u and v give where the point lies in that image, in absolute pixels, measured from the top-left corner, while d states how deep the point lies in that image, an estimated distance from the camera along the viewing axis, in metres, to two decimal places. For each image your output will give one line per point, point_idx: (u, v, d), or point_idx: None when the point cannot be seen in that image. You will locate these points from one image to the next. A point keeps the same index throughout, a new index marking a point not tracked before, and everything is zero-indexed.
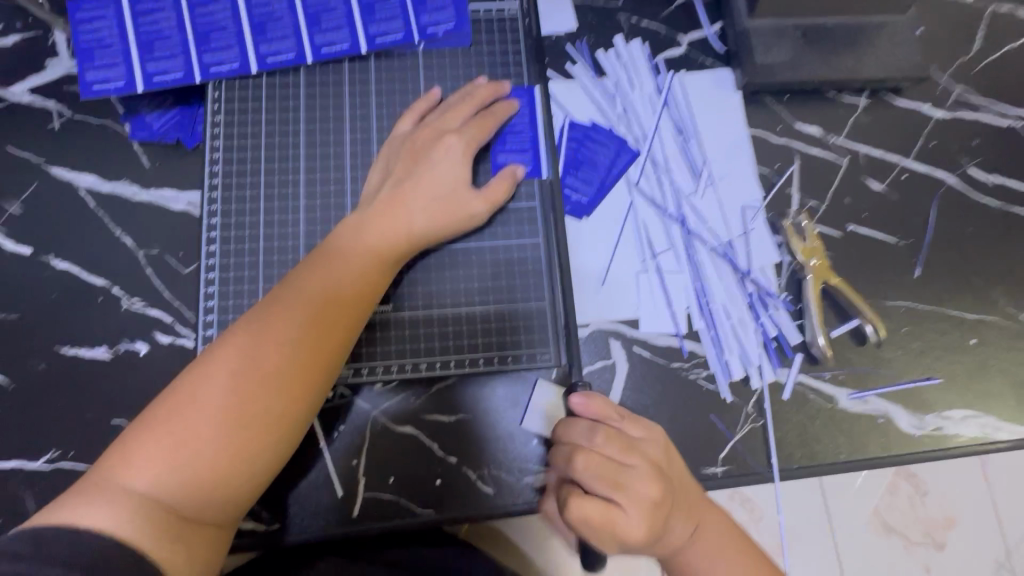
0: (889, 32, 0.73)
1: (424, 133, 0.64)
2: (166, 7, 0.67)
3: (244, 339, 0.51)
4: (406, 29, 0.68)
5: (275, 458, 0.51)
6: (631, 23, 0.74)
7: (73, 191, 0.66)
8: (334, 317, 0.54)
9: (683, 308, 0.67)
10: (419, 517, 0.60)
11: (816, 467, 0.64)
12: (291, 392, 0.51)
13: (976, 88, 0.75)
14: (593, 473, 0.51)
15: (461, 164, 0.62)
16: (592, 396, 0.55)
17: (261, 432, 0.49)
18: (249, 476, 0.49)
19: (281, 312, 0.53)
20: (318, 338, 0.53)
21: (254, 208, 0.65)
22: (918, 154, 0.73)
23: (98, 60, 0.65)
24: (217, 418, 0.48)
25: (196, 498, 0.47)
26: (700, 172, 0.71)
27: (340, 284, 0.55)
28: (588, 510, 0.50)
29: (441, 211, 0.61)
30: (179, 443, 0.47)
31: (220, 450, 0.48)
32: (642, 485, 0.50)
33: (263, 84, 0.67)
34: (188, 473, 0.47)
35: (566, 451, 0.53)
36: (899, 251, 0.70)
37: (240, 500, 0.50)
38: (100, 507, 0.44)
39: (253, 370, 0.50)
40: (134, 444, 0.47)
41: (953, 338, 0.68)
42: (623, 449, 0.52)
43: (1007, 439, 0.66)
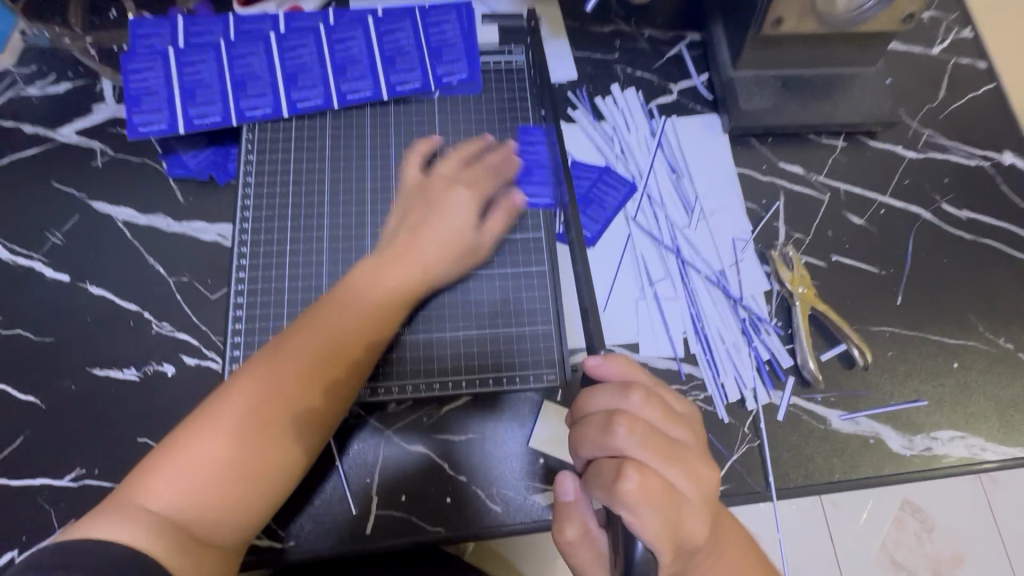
0: (861, 82, 0.80)
1: (437, 180, 0.70)
2: (208, 59, 0.74)
3: (264, 369, 0.55)
4: (423, 79, 0.75)
5: (286, 478, 0.54)
6: (626, 73, 0.82)
7: (111, 223, 0.72)
8: (350, 353, 0.58)
9: (679, 333, 0.71)
10: (430, 534, 0.63)
11: (812, 486, 0.66)
12: (305, 417, 0.55)
13: (943, 132, 0.82)
14: (642, 437, 0.47)
15: (468, 211, 0.68)
16: (613, 357, 0.54)
17: (275, 455, 0.53)
18: (264, 495, 0.52)
19: (299, 343, 0.57)
20: (332, 368, 0.57)
21: (281, 238, 0.70)
22: (893, 191, 0.79)
23: (144, 105, 0.71)
24: (234, 439, 0.52)
25: (211, 516, 0.50)
26: (692, 207, 0.77)
27: (354, 319, 0.60)
28: (648, 479, 0.45)
29: (450, 253, 0.66)
30: (200, 464, 0.50)
31: (236, 474, 0.51)
32: (689, 456, 0.48)
33: (293, 127, 0.74)
34: (206, 491, 0.50)
35: (605, 416, 0.49)
36: (880, 280, 0.74)
37: (248, 525, 0.52)
38: (119, 521, 0.46)
39: (272, 401, 0.54)
40: (157, 465, 0.50)
41: (936, 362, 0.72)
42: (664, 415, 0.50)
43: (994, 459, 0.69)
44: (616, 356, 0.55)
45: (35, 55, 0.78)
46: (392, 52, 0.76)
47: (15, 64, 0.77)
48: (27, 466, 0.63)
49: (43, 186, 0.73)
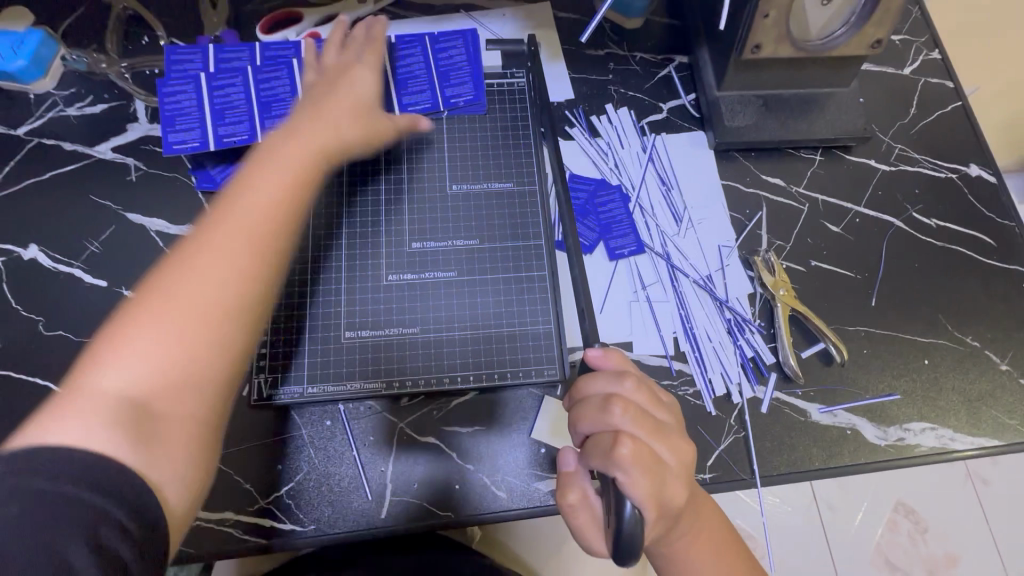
0: (837, 100, 0.86)
1: (333, 65, 0.78)
2: (236, 83, 0.80)
3: (191, 261, 0.55)
4: (432, 99, 0.82)
5: (238, 342, 0.55)
6: (620, 94, 0.89)
7: (145, 232, 0.78)
8: (274, 209, 0.59)
9: (670, 333, 0.77)
10: (440, 519, 0.68)
11: (793, 473, 0.72)
12: (246, 276, 0.56)
13: (913, 146, 0.89)
14: (634, 415, 0.53)
15: (370, 78, 0.76)
16: (610, 351, 0.60)
17: (220, 329, 0.54)
18: (215, 369, 0.53)
19: (222, 234, 0.56)
20: (261, 235, 0.58)
21: (302, 246, 0.75)
22: (868, 201, 0.85)
23: (178, 125, 0.78)
24: (179, 328, 0.52)
25: (163, 398, 0.50)
26: (681, 217, 0.83)
27: (276, 201, 0.60)
28: (639, 449, 0.51)
29: (357, 127, 0.72)
30: (137, 345, 0.51)
31: (178, 350, 0.52)
32: (671, 435, 0.55)
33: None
34: (153, 379, 0.50)
35: (602, 397, 0.55)
36: (856, 283, 0.80)
37: (201, 399, 0.52)
38: (69, 424, 0.46)
39: (197, 273, 0.54)
40: (95, 359, 0.50)
41: (908, 359, 0.77)
42: (652, 400, 0.56)
43: (963, 449, 0.74)
44: (612, 350, 0.61)
45: (74, 79, 0.84)
46: (404, 75, 0.83)
47: (56, 87, 0.84)
48: None
49: (81, 199, 0.79)
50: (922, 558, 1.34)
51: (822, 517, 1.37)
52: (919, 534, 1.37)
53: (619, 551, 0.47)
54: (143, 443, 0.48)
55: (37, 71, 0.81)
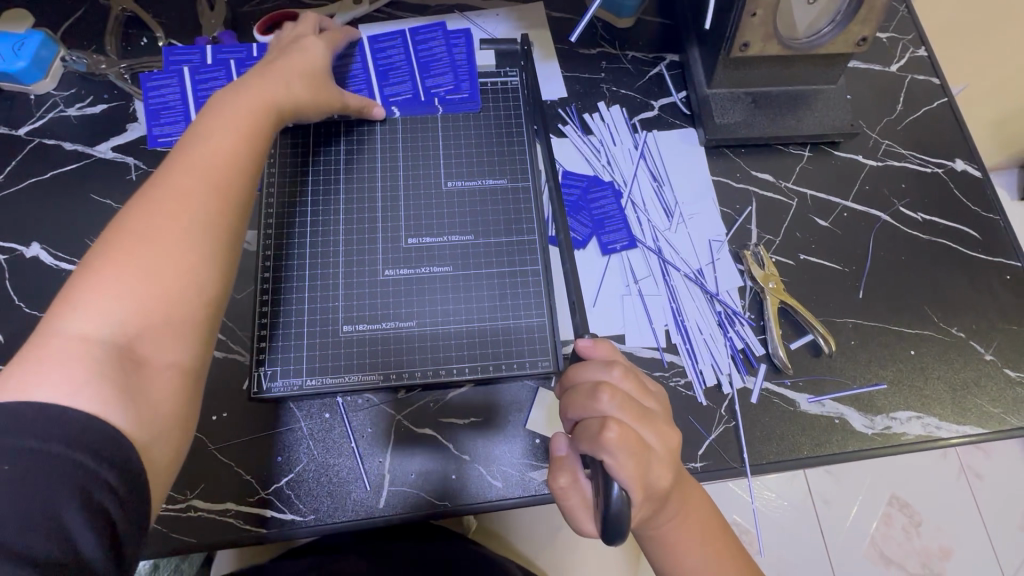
0: (825, 97, 0.88)
1: (289, 36, 0.78)
2: (219, 76, 0.83)
3: (149, 213, 0.56)
4: (413, 90, 0.85)
5: (213, 278, 0.57)
6: (612, 92, 0.90)
7: None
8: (230, 165, 0.62)
9: (662, 325, 0.78)
10: (438, 508, 0.69)
11: (782, 462, 0.73)
12: (210, 214, 0.58)
13: (900, 142, 0.90)
14: (621, 401, 0.54)
15: (325, 53, 0.77)
16: (600, 340, 0.61)
17: (190, 262, 0.56)
18: (190, 300, 0.55)
19: (176, 178, 0.59)
20: (219, 179, 0.60)
21: (301, 242, 0.77)
22: (855, 196, 0.87)
23: (163, 118, 0.81)
24: (147, 266, 0.54)
25: (143, 343, 0.52)
26: (672, 212, 0.84)
27: (228, 148, 0.63)
28: (625, 433, 0.52)
29: (310, 87, 0.73)
30: (110, 297, 0.52)
31: (151, 297, 0.53)
32: (658, 421, 0.56)
33: (310, 135, 0.82)
34: (126, 320, 0.52)
35: (591, 384, 0.56)
36: (844, 276, 0.82)
37: (181, 343, 0.54)
38: (52, 375, 0.47)
39: (163, 225, 0.56)
40: (60, 313, 0.50)
41: (895, 350, 0.79)
42: (639, 387, 0.57)
43: (949, 437, 0.76)
44: (601, 341, 0.63)
45: (74, 79, 0.85)
46: (384, 67, 0.86)
47: (57, 88, 0.85)
48: None
49: (82, 197, 0.80)
50: (916, 550, 1.36)
51: (817, 510, 1.39)
52: (909, 524, 1.39)
53: (608, 530, 0.48)
54: (125, 381, 0.49)
55: (38, 72, 0.82)
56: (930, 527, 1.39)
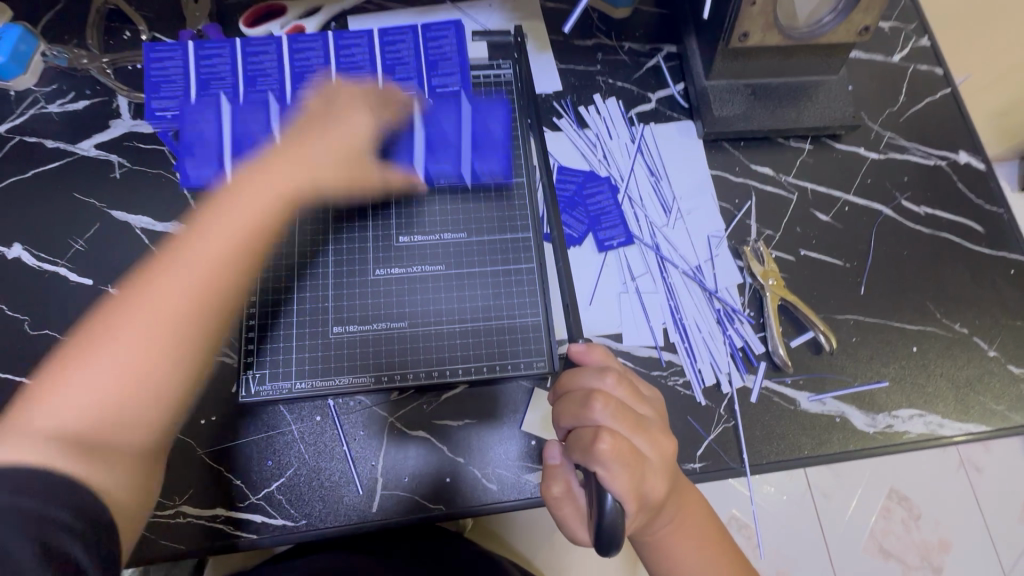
0: (826, 88, 0.86)
1: (319, 111, 0.70)
2: (224, 54, 0.79)
3: (150, 288, 0.56)
4: (418, 87, 0.81)
5: (175, 392, 0.55)
6: (608, 84, 0.88)
7: (130, 230, 0.77)
8: (241, 237, 0.60)
9: (660, 323, 0.77)
10: (431, 512, 0.68)
11: (782, 462, 0.72)
12: (183, 354, 0.55)
13: (902, 134, 0.88)
14: (615, 410, 0.53)
15: (367, 120, 0.71)
16: (595, 346, 0.60)
17: (157, 368, 0.54)
18: (150, 398, 0.53)
19: (176, 261, 0.57)
20: (208, 273, 0.57)
21: (288, 241, 0.75)
22: (857, 189, 0.85)
23: (162, 92, 0.78)
24: (120, 355, 0.52)
25: (105, 428, 0.51)
26: (670, 207, 0.82)
27: (229, 238, 0.59)
28: (619, 442, 0.51)
29: (341, 168, 0.69)
30: (98, 373, 0.52)
31: (130, 377, 0.52)
32: (652, 428, 0.55)
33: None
34: (100, 399, 0.51)
35: (584, 392, 0.55)
36: (845, 271, 0.80)
37: (149, 427, 0.53)
38: (14, 441, 0.47)
39: (159, 303, 0.55)
40: (51, 382, 0.51)
41: (897, 347, 0.77)
42: (633, 394, 0.56)
43: (951, 435, 0.75)
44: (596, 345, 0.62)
45: (55, 75, 0.83)
46: (392, 60, 0.82)
47: (37, 84, 0.82)
48: None
49: (65, 197, 0.78)
50: (915, 543, 1.36)
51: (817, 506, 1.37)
52: (910, 518, 1.38)
53: (601, 541, 0.46)
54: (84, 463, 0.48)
55: (17, 68, 0.80)
56: (937, 527, 1.37)
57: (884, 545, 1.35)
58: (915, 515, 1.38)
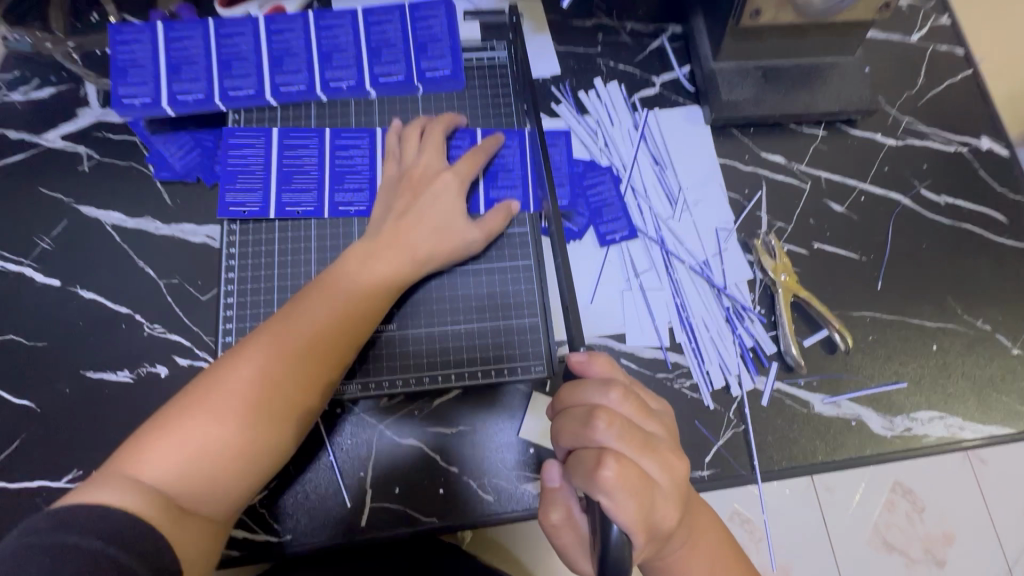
0: (841, 71, 0.81)
1: (418, 169, 0.70)
2: (196, 36, 0.74)
3: (248, 356, 0.55)
4: (407, 73, 0.75)
5: (273, 460, 0.55)
6: (609, 67, 0.83)
7: (100, 227, 0.72)
8: (339, 325, 0.59)
9: (665, 322, 0.72)
10: (423, 525, 0.64)
11: (795, 468, 0.68)
12: (290, 422, 0.55)
13: (921, 119, 0.83)
14: (620, 431, 0.48)
15: (455, 199, 0.69)
16: (597, 355, 0.55)
17: (260, 437, 0.53)
18: (248, 468, 0.53)
19: (291, 327, 0.57)
20: (320, 348, 0.58)
21: (269, 238, 0.71)
22: (873, 178, 0.80)
23: (129, 77, 0.72)
24: (230, 421, 0.52)
25: (193, 492, 0.50)
26: (676, 198, 0.78)
27: (343, 316, 0.60)
28: (625, 468, 0.46)
29: (436, 241, 0.67)
30: (200, 432, 0.51)
31: (228, 440, 0.52)
32: (661, 448, 0.50)
33: (278, 116, 0.75)
34: (190, 470, 0.50)
35: (586, 410, 0.50)
36: (860, 265, 0.76)
37: (236, 494, 0.53)
38: (119, 487, 0.46)
39: (265, 375, 0.54)
40: (147, 439, 0.50)
41: (915, 345, 0.73)
42: (639, 410, 0.51)
43: (973, 438, 0.71)
44: (599, 354, 0.56)
45: (17, 61, 0.77)
46: (378, 42, 0.76)
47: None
48: (24, 470, 0.63)
49: (31, 192, 0.73)
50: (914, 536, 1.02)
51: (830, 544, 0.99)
52: (915, 512, 1.02)
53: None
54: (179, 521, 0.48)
55: None
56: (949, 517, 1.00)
57: (891, 540, 0.99)
58: (920, 505, 1.01)
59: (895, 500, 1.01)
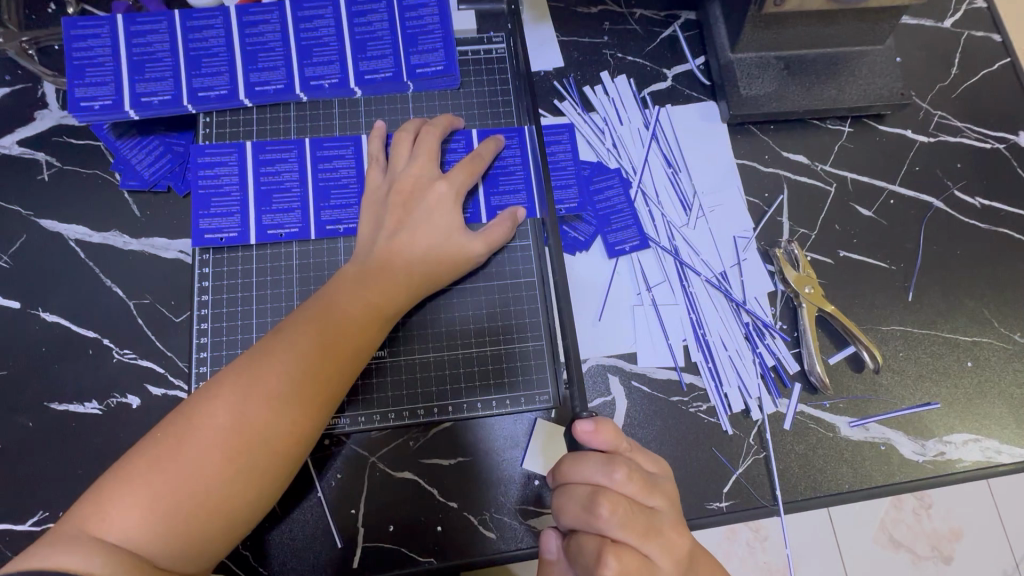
0: (869, 61, 0.74)
1: (408, 179, 0.63)
2: (160, 30, 0.67)
3: (225, 395, 0.49)
4: (395, 67, 0.69)
5: (257, 509, 0.50)
6: (617, 59, 0.76)
7: (63, 242, 0.66)
8: (326, 356, 0.54)
9: (679, 340, 0.67)
10: (420, 566, 0.59)
11: (820, 497, 0.63)
12: (274, 468, 0.50)
13: (955, 113, 0.77)
14: (623, 518, 0.45)
15: (450, 210, 0.63)
16: (604, 424, 0.48)
17: (242, 489, 0.48)
18: (230, 521, 0.48)
19: (273, 360, 0.52)
20: (305, 383, 0.52)
21: (246, 256, 0.65)
22: (904, 178, 0.74)
23: (88, 77, 0.65)
24: (208, 470, 0.47)
25: (167, 552, 0.45)
26: (690, 204, 0.72)
27: (331, 345, 0.54)
28: (626, 562, 0.44)
29: (434, 260, 0.61)
30: (171, 484, 0.46)
31: (205, 492, 0.47)
32: (666, 528, 0.47)
33: (254, 117, 0.68)
34: (161, 527, 0.45)
35: (586, 493, 0.47)
36: (890, 275, 0.70)
37: (216, 549, 0.48)
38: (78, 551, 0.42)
39: (243, 416, 0.49)
40: (112, 492, 0.45)
41: (949, 362, 0.68)
42: (643, 487, 0.47)
43: (1010, 462, 0.66)
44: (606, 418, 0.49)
45: None
46: (363, 35, 0.69)
47: None
48: None
49: None
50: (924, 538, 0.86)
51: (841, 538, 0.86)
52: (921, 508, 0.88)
53: None
54: None
55: None
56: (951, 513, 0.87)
57: (897, 538, 0.86)
58: (928, 504, 0.87)
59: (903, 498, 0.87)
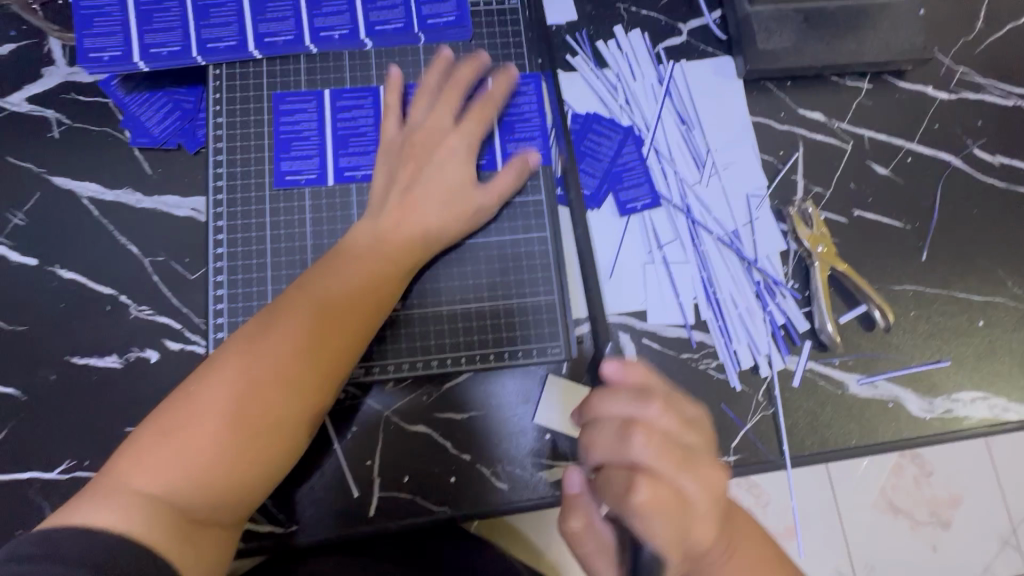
0: (892, 14, 0.72)
1: (427, 130, 0.63)
2: None
3: (246, 355, 0.50)
4: (406, 18, 0.68)
5: (283, 464, 0.51)
6: (631, 12, 0.74)
7: (76, 200, 0.66)
8: (343, 315, 0.54)
9: (690, 298, 0.67)
10: (435, 514, 0.61)
11: (826, 453, 0.64)
12: (298, 425, 0.51)
13: (978, 68, 0.75)
14: (658, 449, 0.44)
15: (463, 160, 0.63)
16: (632, 365, 0.50)
17: (268, 445, 0.49)
18: (260, 476, 0.49)
19: (289, 319, 0.52)
20: (323, 342, 0.52)
21: (259, 209, 0.65)
22: (922, 136, 0.73)
23: (96, 28, 0.64)
24: (232, 429, 0.48)
25: (199, 506, 0.46)
26: (703, 162, 0.71)
27: (347, 303, 0.55)
28: (659, 491, 0.43)
29: (449, 211, 0.61)
30: (200, 441, 0.47)
31: (232, 450, 0.48)
32: (703, 463, 0.46)
33: (264, 70, 0.67)
34: (192, 481, 0.46)
35: (619, 424, 0.46)
36: (904, 235, 0.70)
37: (247, 503, 0.49)
38: (114, 507, 0.43)
39: (266, 376, 0.50)
40: (144, 449, 0.46)
41: (960, 321, 0.68)
42: (680, 424, 0.47)
43: (1017, 420, 0.66)
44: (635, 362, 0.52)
45: None
46: None
47: None
48: (16, 459, 0.60)
49: None
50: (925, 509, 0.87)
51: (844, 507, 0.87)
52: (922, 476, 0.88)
53: None
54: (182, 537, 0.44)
55: None
56: (951, 479, 0.88)
57: (897, 504, 0.87)
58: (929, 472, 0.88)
59: (903, 467, 0.87)
